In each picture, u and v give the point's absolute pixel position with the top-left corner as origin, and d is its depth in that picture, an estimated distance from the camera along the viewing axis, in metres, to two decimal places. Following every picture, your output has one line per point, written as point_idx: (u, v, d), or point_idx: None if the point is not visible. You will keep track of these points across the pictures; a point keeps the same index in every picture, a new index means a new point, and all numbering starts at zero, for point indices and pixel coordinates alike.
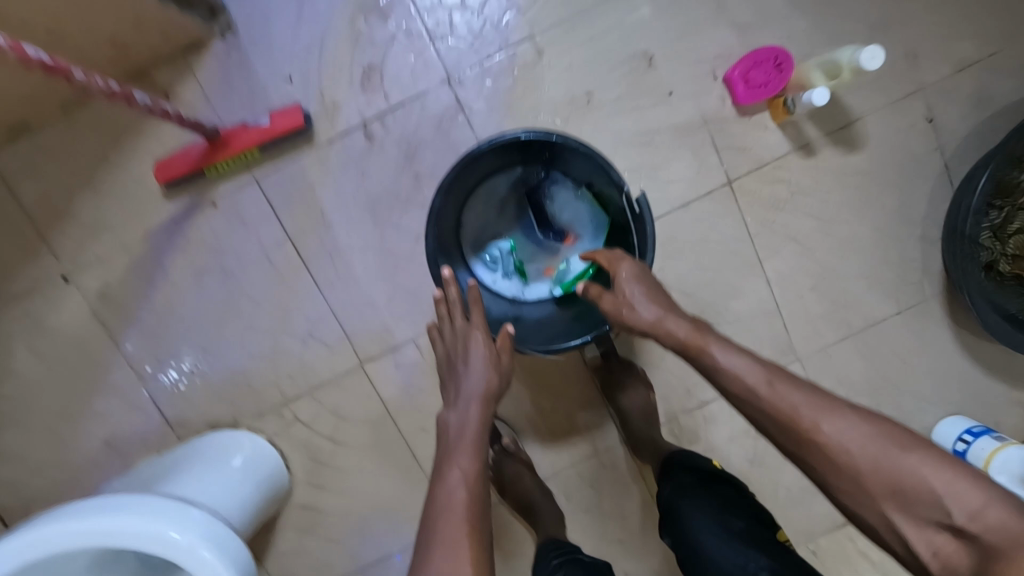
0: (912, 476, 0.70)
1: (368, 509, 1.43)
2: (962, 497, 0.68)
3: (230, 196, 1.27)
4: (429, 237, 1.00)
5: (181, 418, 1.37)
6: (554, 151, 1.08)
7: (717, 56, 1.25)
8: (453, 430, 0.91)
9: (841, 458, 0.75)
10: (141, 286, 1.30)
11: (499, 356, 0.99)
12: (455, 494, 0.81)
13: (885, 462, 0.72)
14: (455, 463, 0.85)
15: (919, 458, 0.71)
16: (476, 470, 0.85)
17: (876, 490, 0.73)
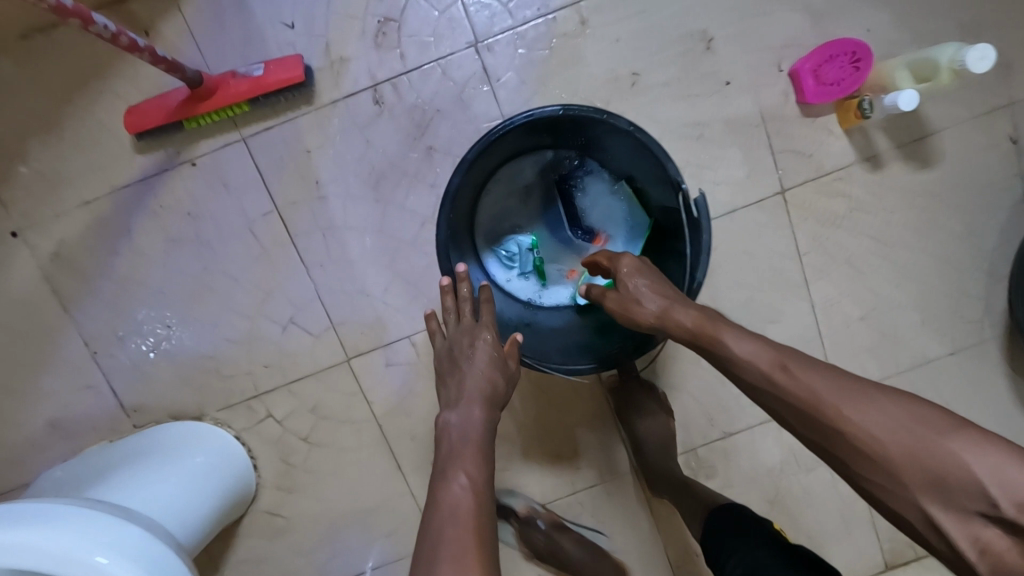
0: (956, 466, 0.56)
1: (342, 520, 1.27)
2: (1014, 486, 0.53)
3: (211, 154, 1.10)
4: (443, 223, 0.82)
5: (138, 404, 1.20)
6: (597, 135, 0.91)
7: (785, 44, 1.09)
8: (452, 436, 0.75)
9: (868, 447, 0.60)
10: (101, 250, 1.13)
11: (506, 364, 0.84)
12: (453, 506, 0.65)
13: (923, 451, 0.57)
14: (456, 471, 0.69)
15: (964, 441, 0.56)
16: (481, 484, 0.69)
17: (912, 485, 0.58)
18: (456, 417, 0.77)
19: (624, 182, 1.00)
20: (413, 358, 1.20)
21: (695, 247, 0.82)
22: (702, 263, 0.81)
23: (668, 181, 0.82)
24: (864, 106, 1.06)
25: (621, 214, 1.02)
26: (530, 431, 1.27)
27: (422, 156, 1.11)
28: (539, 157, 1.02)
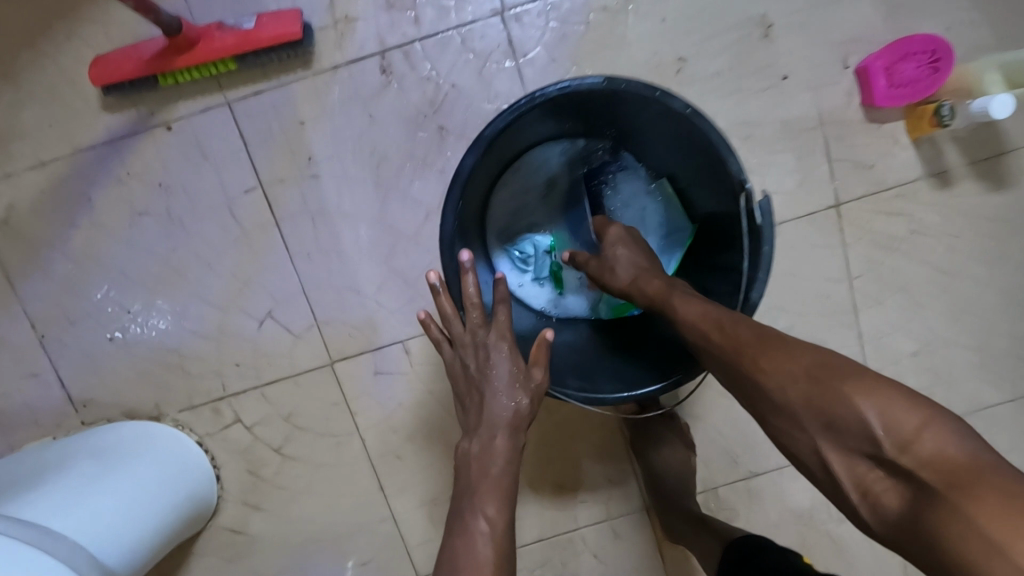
0: (850, 404, 0.48)
1: (312, 544, 1.12)
2: (901, 426, 0.45)
3: (190, 119, 0.95)
4: (448, 214, 0.65)
5: (88, 399, 1.05)
6: (641, 125, 0.75)
7: (854, 38, 0.96)
8: (473, 469, 0.62)
9: (777, 385, 0.53)
10: (56, 220, 0.98)
11: (532, 376, 0.67)
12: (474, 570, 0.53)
13: (823, 389, 0.50)
14: (476, 517, 0.57)
15: (870, 382, 0.48)
16: (502, 533, 0.57)
17: (811, 425, 0.50)
18: (478, 443, 0.63)
19: (663, 181, 0.85)
20: (405, 367, 1.06)
21: (754, 261, 0.67)
22: (760, 280, 0.66)
23: (727, 179, 0.66)
24: (943, 112, 0.93)
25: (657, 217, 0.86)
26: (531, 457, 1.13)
27: (432, 137, 0.97)
28: (562, 147, 0.86)
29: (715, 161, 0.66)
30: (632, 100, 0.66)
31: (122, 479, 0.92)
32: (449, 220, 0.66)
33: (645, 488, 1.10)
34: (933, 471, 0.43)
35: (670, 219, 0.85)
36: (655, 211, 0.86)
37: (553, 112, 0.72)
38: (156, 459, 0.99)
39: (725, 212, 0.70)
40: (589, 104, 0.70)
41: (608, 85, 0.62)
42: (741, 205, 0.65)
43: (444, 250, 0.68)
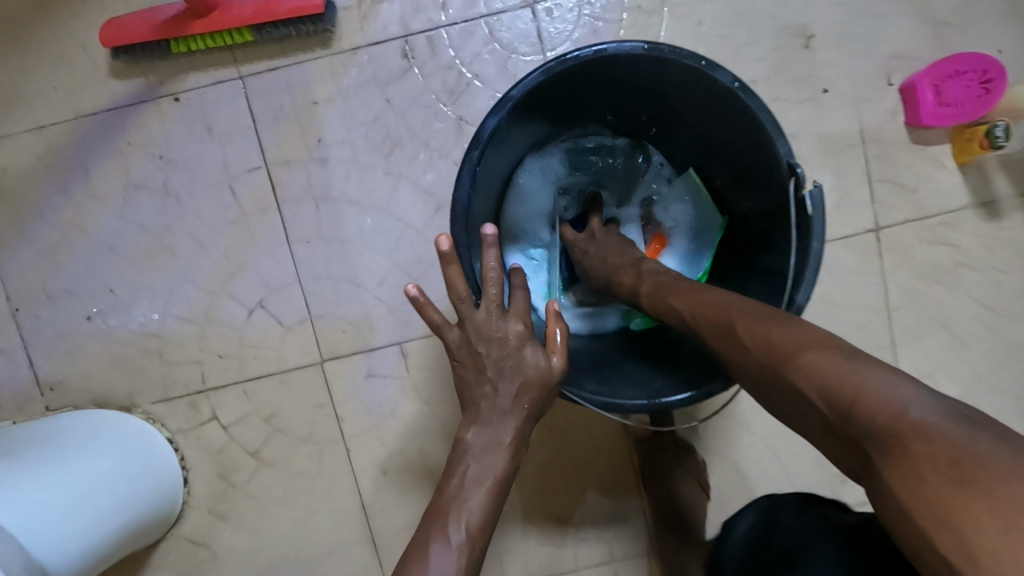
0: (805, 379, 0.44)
1: (280, 564, 1.01)
2: (838, 393, 0.41)
3: (199, 91, 0.91)
4: (466, 175, 0.59)
5: (56, 381, 0.97)
6: (683, 110, 0.69)
7: (899, 55, 0.91)
8: (457, 476, 0.53)
9: (749, 367, 0.51)
10: (47, 186, 0.93)
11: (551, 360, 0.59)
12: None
13: (779, 365, 0.47)
14: (449, 527, 0.50)
15: (804, 352, 0.46)
16: (476, 547, 0.50)
17: (780, 402, 0.47)
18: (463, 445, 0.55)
19: (692, 175, 0.78)
20: (399, 372, 0.98)
21: (801, 259, 0.60)
22: (807, 280, 0.59)
23: (773, 167, 0.61)
24: (996, 132, 0.86)
25: (685, 216, 0.80)
26: (529, 484, 1.02)
27: (450, 127, 0.92)
28: (586, 137, 0.79)
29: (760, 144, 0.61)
30: (672, 72, 0.61)
31: (65, 475, 0.82)
32: (464, 186, 0.59)
33: (652, 524, 1.00)
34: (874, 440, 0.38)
35: (700, 218, 0.79)
36: (684, 210, 0.80)
37: (591, 85, 0.66)
38: (128, 452, 0.92)
39: (770, 207, 0.64)
40: (623, 77, 0.65)
41: (649, 51, 0.57)
42: (789, 193, 0.59)
43: (458, 215, 0.60)
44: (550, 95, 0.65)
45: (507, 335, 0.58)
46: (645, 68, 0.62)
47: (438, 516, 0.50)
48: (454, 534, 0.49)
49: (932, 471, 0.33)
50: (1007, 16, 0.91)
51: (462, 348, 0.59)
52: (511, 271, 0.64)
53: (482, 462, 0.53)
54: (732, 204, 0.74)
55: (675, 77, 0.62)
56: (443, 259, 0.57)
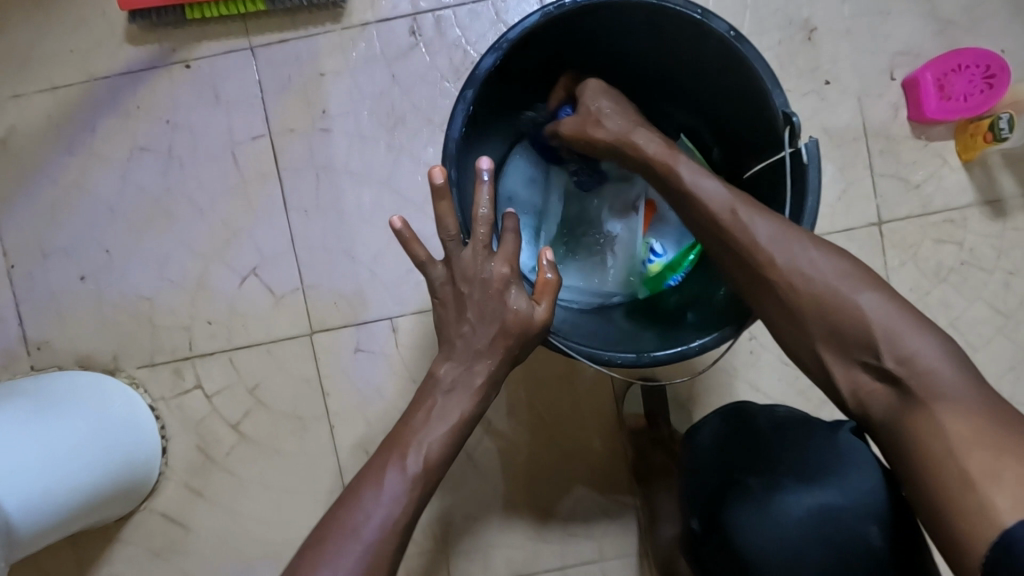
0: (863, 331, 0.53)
1: (253, 546, 0.97)
2: (904, 347, 0.52)
3: (211, 59, 0.93)
4: (459, 114, 0.60)
5: (42, 341, 0.96)
6: (679, 74, 0.70)
7: (902, 51, 0.92)
8: (420, 410, 0.55)
9: (789, 314, 0.57)
10: (54, 146, 0.95)
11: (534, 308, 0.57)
12: (377, 523, 0.51)
13: (835, 317, 0.54)
14: (405, 454, 0.54)
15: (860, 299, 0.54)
16: (422, 484, 0.53)
17: (828, 348, 0.55)
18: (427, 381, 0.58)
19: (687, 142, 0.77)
20: (388, 349, 0.96)
21: (795, 215, 0.59)
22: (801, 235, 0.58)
23: (769, 119, 0.61)
24: (1001, 125, 0.86)
25: None
26: (515, 475, 0.98)
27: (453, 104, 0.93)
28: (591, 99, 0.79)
29: (756, 96, 0.61)
30: (667, 25, 0.62)
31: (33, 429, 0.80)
32: (457, 124, 0.60)
33: (642, 523, 0.96)
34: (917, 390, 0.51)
35: None
36: None
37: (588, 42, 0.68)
38: (109, 414, 0.90)
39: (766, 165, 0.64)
40: (619, 31, 0.66)
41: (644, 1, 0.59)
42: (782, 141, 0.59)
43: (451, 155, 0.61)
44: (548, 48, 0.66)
45: (491, 278, 0.57)
46: (641, 20, 0.63)
47: (396, 446, 0.54)
48: (409, 460, 0.53)
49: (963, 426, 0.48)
50: (1010, 18, 0.92)
51: (446, 285, 0.59)
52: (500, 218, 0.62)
53: (445, 405, 0.56)
54: (729, 172, 0.74)
55: (668, 34, 0.64)
56: (436, 192, 0.57)
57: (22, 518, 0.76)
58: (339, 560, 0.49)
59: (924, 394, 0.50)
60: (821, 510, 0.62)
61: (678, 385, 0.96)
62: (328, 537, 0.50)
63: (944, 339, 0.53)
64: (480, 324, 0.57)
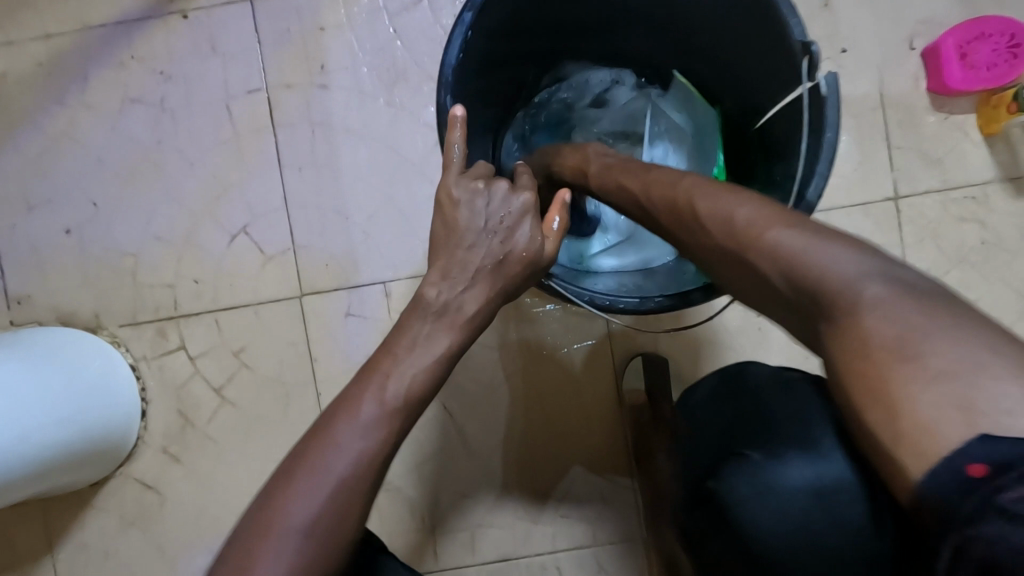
0: (758, 258, 0.44)
1: (231, 517, 0.93)
2: (826, 277, 0.40)
3: (209, 10, 0.91)
4: (456, 40, 0.59)
5: (24, 295, 0.93)
6: (688, 11, 0.68)
7: (922, 20, 0.89)
8: (396, 351, 0.52)
9: (703, 250, 0.50)
10: (45, 94, 0.92)
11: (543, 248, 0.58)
12: (355, 455, 0.46)
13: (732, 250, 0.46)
14: (385, 383, 0.50)
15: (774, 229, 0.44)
16: (403, 414, 0.49)
17: (754, 292, 0.46)
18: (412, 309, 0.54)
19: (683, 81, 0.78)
20: (381, 314, 0.92)
21: (814, 153, 0.56)
22: (820, 174, 0.54)
23: (785, 50, 0.58)
24: None
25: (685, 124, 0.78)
26: (508, 452, 0.93)
27: None
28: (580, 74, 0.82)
29: (767, 23, 0.58)
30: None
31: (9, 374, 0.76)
32: (452, 52, 0.59)
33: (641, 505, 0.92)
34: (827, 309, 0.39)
35: (699, 124, 0.77)
36: (682, 120, 0.78)
37: None
38: (90, 374, 0.86)
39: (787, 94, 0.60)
40: None
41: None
42: (800, 64, 0.56)
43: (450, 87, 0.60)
44: None
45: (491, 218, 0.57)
46: None
47: (374, 374, 0.50)
48: (390, 387, 0.49)
49: (878, 347, 0.36)
50: None
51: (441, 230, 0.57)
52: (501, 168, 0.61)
53: (431, 336, 0.53)
54: (749, 117, 0.71)
55: None
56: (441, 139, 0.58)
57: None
58: (316, 495, 0.44)
59: (827, 312, 0.39)
60: (816, 487, 0.41)
61: (681, 362, 0.92)
62: (299, 471, 0.45)
63: (878, 253, 0.40)
64: (475, 258, 0.56)
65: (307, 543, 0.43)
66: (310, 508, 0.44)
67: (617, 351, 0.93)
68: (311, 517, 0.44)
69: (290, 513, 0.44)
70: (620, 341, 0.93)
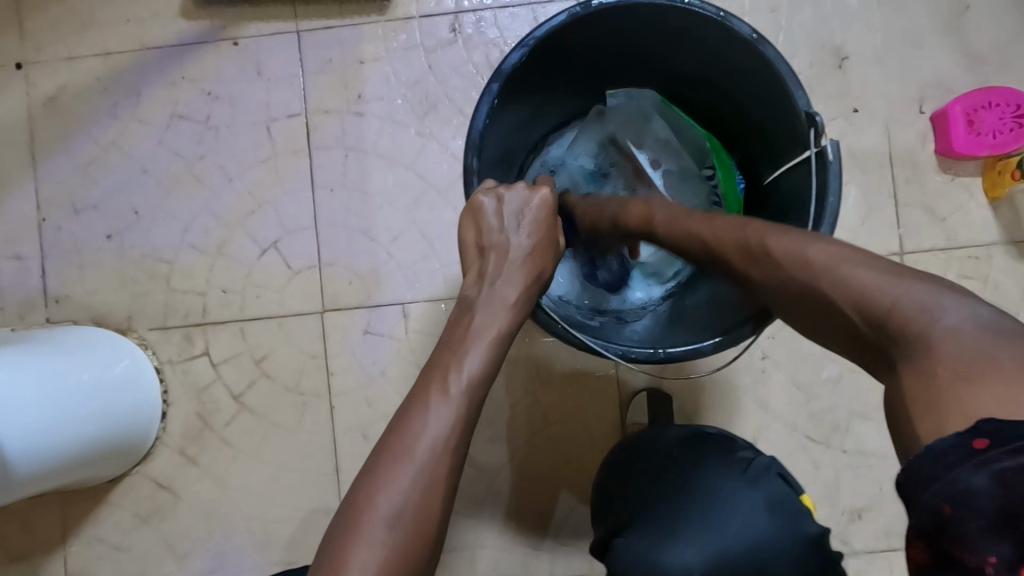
0: (869, 294, 0.43)
1: (241, 518, 0.97)
2: (875, 306, 0.43)
3: (258, 39, 0.97)
4: (484, 109, 0.62)
5: (62, 294, 0.98)
6: (698, 78, 0.72)
7: (932, 85, 0.93)
8: (439, 387, 0.55)
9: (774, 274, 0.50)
10: (100, 107, 0.98)
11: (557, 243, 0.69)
12: (429, 445, 0.51)
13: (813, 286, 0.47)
14: (447, 379, 0.55)
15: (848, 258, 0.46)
16: (468, 403, 0.55)
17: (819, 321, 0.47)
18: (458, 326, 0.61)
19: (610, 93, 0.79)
20: (401, 330, 0.96)
21: (818, 217, 0.59)
22: (823, 236, 0.58)
23: (793, 121, 0.62)
24: None
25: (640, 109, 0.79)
26: (511, 476, 0.96)
27: None
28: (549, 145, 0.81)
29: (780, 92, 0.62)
30: (692, 23, 0.62)
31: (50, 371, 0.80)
32: (479, 119, 0.62)
33: None
34: (926, 347, 0.39)
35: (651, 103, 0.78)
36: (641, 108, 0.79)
37: (609, 49, 0.70)
38: (117, 373, 0.90)
39: (792, 157, 0.65)
40: (637, 38, 0.69)
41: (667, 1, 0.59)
42: (805, 136, 0.60)
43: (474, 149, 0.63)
44: (567, 55, 0.69)
45: (506, 246, 0.65)
46: (661, 28, 0.66)
47: (438, 374, 0.56)
48: (454, 382, 0.55)
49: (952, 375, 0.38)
50: None
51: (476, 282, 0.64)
52: (528, 210, 0.67)
53: (479, 359, 0.58)
54: (756, 172, 0.76)
55: (691, 39, 0.66)
56: (473, 210, 0.66)
57: (33, 462, 0.77)
58: (402, 481, 0.50)
59: (921, 355, 0.40)
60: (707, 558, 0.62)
61: (685, 397, 0.95)
62: (382, 467, 0.51)
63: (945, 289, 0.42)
64: (499, 296, 0.62)
65: (395, 531, 0.49)
66: (396, 499, 0.49)
67: (624, 384, 0.96)
68: (399, 505, 0.49)
69: (377, 504, 0.49)
70: (625, 374, 0.96)
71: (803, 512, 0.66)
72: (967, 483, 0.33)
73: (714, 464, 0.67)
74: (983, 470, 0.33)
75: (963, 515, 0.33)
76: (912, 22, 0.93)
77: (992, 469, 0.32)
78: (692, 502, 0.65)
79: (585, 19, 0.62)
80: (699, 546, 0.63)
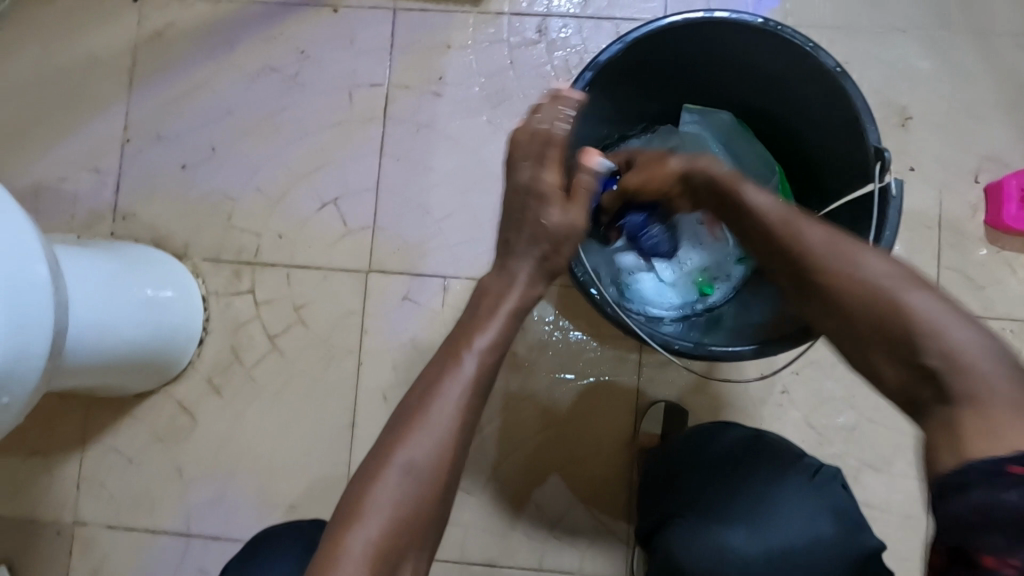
0: (897, 306, 0.44)
1: (253, 453, 1.00)
2: (903, 310, 0.44)
3: (356, 11, 1.04)
4: (575, 94, 0.66)
5: (130, 213, 1.04)
6: (774, 107, 0.77)
7: (989, 157, 0.96)
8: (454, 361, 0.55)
9: (796, 267, 0.51)
10: (200, 47, 1.05)
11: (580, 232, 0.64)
12: (438, 423, 0.52)
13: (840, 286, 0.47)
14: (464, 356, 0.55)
15: (863, 259, 0.47)
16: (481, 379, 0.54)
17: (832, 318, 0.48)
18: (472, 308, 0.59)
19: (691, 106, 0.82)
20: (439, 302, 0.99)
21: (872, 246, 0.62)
22: None
23: (863, 154, 0.65)
24: None
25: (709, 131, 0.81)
26: (517, 463, 0.97)
27: None
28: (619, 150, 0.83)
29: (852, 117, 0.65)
30: (772, 46, 0.67)
31: (112, 284, 0.85)
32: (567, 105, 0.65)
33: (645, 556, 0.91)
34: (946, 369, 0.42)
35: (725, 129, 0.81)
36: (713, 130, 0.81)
37: (695, 67, 0.75)
38: (167, 296, 0.94)
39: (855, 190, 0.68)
40: (722, 60, 0.73)
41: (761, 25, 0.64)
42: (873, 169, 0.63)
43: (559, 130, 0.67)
44: (656, 63, 0.73)
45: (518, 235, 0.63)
46: (749, 52, 0.70)
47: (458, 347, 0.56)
48: (466, 360, 0.55)
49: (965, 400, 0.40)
50: None
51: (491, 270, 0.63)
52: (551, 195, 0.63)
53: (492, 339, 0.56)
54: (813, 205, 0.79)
55: (775, 67, 0.70)
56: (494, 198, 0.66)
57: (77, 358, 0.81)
58: (411, 454, 0.51)
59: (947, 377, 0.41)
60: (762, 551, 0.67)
61: (701, 417, 0.96)
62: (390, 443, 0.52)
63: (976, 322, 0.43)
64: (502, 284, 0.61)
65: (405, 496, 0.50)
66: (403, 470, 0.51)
67: (642, 393, 0.97)
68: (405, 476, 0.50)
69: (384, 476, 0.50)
70: (646, 385, 0.97)
71: (862, 528, 0.69)
72: (970, 502, 0.37)
73: (770, 470, 0.71)
74: (987, 486, 0.37)
75: (978, 534, 0.36)
76: (978, 95, 0.96)
77: (1008, 485, 0.36)
78: (752, 495, 0.70)
79: (671, 31, 0.67)
80: (754, 536, 0.68)
